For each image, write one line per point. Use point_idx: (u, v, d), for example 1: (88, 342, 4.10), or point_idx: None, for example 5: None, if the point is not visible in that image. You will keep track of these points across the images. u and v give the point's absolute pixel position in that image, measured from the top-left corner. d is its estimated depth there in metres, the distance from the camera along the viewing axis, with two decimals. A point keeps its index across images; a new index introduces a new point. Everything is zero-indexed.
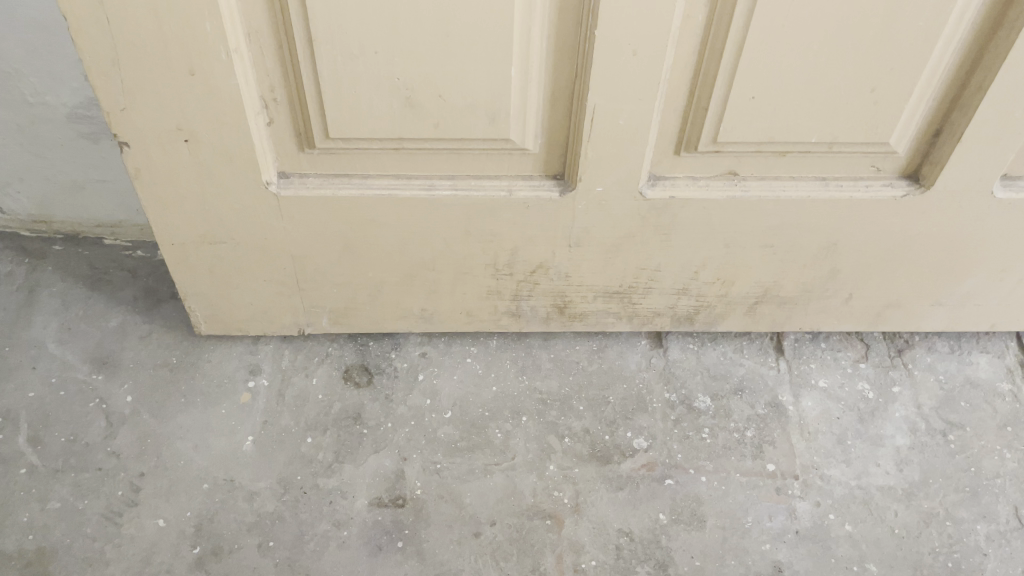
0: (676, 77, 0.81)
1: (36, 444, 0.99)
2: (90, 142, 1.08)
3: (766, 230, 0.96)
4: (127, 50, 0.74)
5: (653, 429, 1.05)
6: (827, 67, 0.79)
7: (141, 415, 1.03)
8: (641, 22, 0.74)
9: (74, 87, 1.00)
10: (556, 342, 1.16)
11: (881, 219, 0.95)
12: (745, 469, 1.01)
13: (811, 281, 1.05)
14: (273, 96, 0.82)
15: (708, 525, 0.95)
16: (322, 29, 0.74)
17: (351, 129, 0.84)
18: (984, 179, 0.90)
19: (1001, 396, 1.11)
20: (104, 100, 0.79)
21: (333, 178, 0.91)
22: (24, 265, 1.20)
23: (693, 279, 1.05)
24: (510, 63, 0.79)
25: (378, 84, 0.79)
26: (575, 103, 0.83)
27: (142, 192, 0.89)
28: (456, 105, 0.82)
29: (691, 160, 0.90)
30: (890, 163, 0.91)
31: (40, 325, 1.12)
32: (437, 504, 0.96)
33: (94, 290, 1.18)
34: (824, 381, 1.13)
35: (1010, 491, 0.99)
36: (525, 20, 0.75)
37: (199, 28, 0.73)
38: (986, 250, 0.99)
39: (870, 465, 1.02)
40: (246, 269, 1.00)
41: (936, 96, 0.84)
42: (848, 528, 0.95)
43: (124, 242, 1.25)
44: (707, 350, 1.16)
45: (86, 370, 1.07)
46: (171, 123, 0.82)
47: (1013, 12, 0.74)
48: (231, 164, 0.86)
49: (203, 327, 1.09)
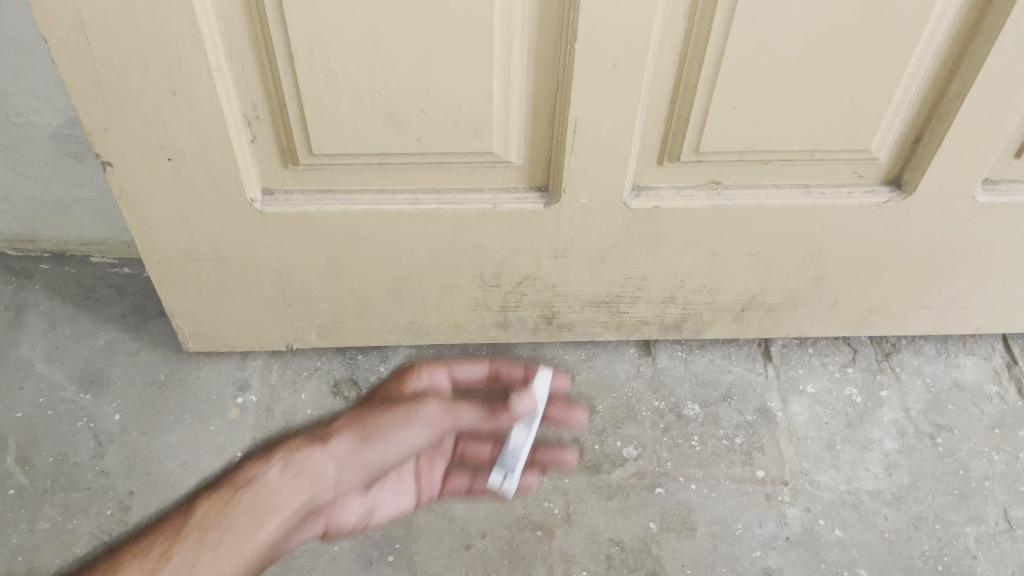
0: (657, 89, 0.82)
1: (24, 464, 0.98)
2: (75, 161, 1.08)
3: (751, 238, 0.97)
4: (108, 71, 0.75)
5: (642, 438, 1.05)
6: (807, 76, 0.79)
7: (130, 433, 1.02)
8: (622, 34, 0.74)
9: (58, 107, 1.00)
10: (545, 352, 1.16)
11: (864, 225, 0.95)
12: (734, 477, 1.01)
13: (796, 288, 1.05)
14: (256, 114, 0.82)
15: (699, 533, 0.95)
16: (303, 47, 0.75)
17: (335, 146, 0.84)
18: (965, 183, 0.90)
19: (988, 398, 1.12)
20: (86, 120, 0.79)
21: (317, 194, 0.91)
22: (11, 284, 1.20)
23: (680, 287, 1.05)
24: (491, 78, 0.79)
25: (361, 101, 0.80)
26: (556, 116, 0.84)
27: (126, 211, 0.89)
28: (438, 119, 0.82)
29: (674, 170, 0.90)
30: (871, 170, 0.91)
31: (28, 344, 1.12)
32: (428, 517, 0.96)
33: (81, 309, 1.17)
34: (812, 386, 1.13)
35: (998, 493, 1.00)
36: (504, 34, 0.76)
37: (180, 48, 0.73)
38: (969, 253, 1.00)
39: (859, 469, 1.03)
40: (233, 286, 1.00)
41: (914, 103, 0.84)
42: (838, 533, 0.96)
43: (111, 259, 1.25)
44: (696, 358, 1.16)
45: (74, 389, 1.07)
46: (154, 142, 0.82)
47: (988, 19, 0.75)
48: (214, 182, 0.86)
49: (191, 343, 1.09)
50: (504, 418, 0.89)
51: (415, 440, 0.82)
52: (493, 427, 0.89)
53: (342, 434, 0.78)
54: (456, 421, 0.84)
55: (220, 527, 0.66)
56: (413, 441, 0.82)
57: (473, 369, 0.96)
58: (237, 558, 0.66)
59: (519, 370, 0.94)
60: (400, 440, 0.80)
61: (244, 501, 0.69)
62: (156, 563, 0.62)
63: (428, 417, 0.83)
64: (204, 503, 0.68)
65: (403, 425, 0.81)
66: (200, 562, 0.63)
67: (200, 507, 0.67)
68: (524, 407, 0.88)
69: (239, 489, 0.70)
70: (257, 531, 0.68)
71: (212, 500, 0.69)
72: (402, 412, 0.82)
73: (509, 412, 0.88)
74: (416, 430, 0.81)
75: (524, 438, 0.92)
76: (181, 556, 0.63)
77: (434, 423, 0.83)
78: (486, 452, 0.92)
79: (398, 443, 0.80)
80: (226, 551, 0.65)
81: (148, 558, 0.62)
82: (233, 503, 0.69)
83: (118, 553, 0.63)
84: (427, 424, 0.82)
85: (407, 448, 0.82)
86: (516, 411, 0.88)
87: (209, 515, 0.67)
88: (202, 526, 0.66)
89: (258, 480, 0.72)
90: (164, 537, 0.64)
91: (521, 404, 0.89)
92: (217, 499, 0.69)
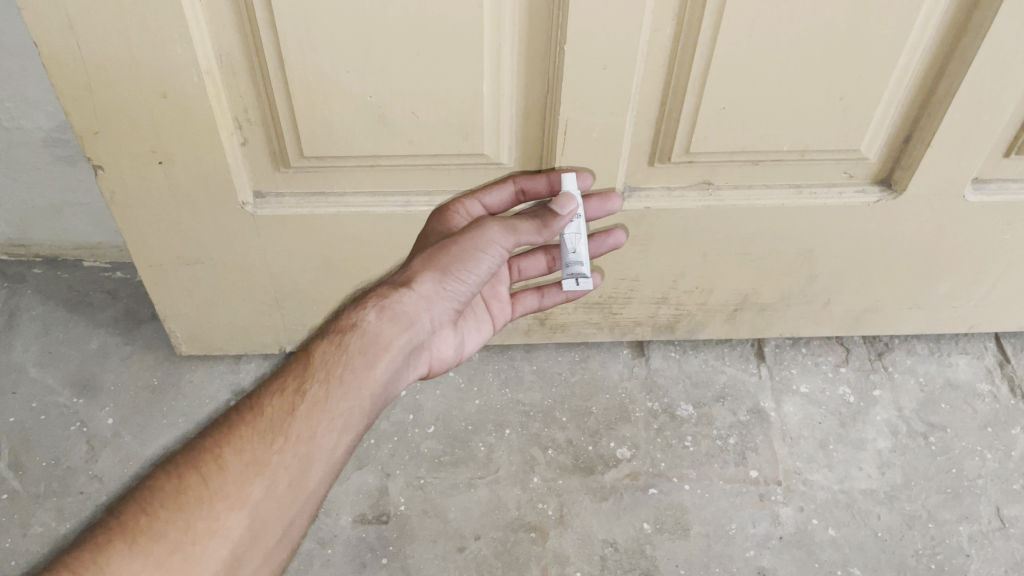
0: (647, 90, 0.82)
1: (17, 469, 0.98)
2: (67, 165, 1.08)
3: (742, 238, 0.97)
4: (98, 74, 0.75)
5: (636, 439, 1.05)
6: (797, 76, 0.79)
7: (123, 437, 1.02)
8: (612, 35, 0.75)
9: (50, 111, 1.01)
10: (539, 354, 1.16)
11: (855, 225, 0.96)
12: (728, 477, 1.01)
13: (789, 288, 1.05)
14: (247, 117, 0.82)
15: (693, 533, 0.95)
16: (294, 50, 0.75)
17: (327, 148, 0.84)
18: (955, 183, 0.91)
19: (981, 396, 1.12)
20: (77, 124, 0.79)
21: (309, 197, 0.91)
22: (3, 289, 1.20)
23: (672, 288, 1.05)
24: (481, 80, 0.79)
25: (352, 103, 0.80)
26: (547, 118, 0.84)
27: (118, 215, 0.89)
28: (429, 121, 0.82)
29: (665, 171, 0.91)
30: (862, 169, 0.92)
31: (20, 349, 1.12)
32: (422, 519, 0.96)
33: (74, 313, 1.17)
34: (805, 386, 1.13)
35: (991, 491, 1.00)
36: (495, 36, 0.76)
37: (170, 51, 0.73)
38: (960, 252, 1.00)
39: (852, 468, 1.03)
40: (226, 288, 1.00)
41: (904, 103, 0.84)
42: (832, 532, 0.96)
43: (103, 264, 1.25)
44: (689, 358, 1.17)
45: (66, 394, 1.06)
46: (145, 146, 0.82)
47: (976, 19, 0.75)
48: (206, 185, 0.86)
49: (184, 347, 1.09)
50: (565, 225, 0.78)
51: (494, 259, 0.75)
52: (553, 235, 0.78)
53: (424, 274, 0.74)
54: (517, 234, 0.76)
55: (340, 366, 0.66)
56: (493, 261, 0.76)
57: (502, 192, 0.87)
58: (363, 393, 0.66)
59: (541, 182, 0.86)
60: (481, 260, 0.75)
61: (354, 342, 0.68)
62: (294, 400, 0.62)
63: (489, 236, 0.75)
64: (319, 346, 0.67)
65: (477, 251, 0.75)
66: (333, 398, 0.63)
67: (316, 350, 0.67)
68: (570, 203, 0.77)
69: (344, 333, 0.68)
70: (373, 369, 0.67)
71: (324, 343, 0.67)
72: (468, 231, 0.76)
73: (563, 215, 0.77)
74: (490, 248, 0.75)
75: (580, 221, 0.81)
76: (315, 393, 0.63)
77: (498, 243, 0.75)
78: (539, 265, 0.94)
79: (476, 268, 0.75)
80: (354, 386, 0.65)
81: (285, 398, 0.62)
82: (345, 345, 0.67)
83: (254, 397, 0.63)
84: (500, 245, 0.75)
85: (487, 271, 0.76)
86: (562, 211, 0.77)
87: (328, 356, 0.66)
88: (326, 366, 0.65)
89: (359, 325, 0.69)
90: (292, 379, 0.64)
91: (566, 201, 0.78)
92: (329, 341, 0.68)
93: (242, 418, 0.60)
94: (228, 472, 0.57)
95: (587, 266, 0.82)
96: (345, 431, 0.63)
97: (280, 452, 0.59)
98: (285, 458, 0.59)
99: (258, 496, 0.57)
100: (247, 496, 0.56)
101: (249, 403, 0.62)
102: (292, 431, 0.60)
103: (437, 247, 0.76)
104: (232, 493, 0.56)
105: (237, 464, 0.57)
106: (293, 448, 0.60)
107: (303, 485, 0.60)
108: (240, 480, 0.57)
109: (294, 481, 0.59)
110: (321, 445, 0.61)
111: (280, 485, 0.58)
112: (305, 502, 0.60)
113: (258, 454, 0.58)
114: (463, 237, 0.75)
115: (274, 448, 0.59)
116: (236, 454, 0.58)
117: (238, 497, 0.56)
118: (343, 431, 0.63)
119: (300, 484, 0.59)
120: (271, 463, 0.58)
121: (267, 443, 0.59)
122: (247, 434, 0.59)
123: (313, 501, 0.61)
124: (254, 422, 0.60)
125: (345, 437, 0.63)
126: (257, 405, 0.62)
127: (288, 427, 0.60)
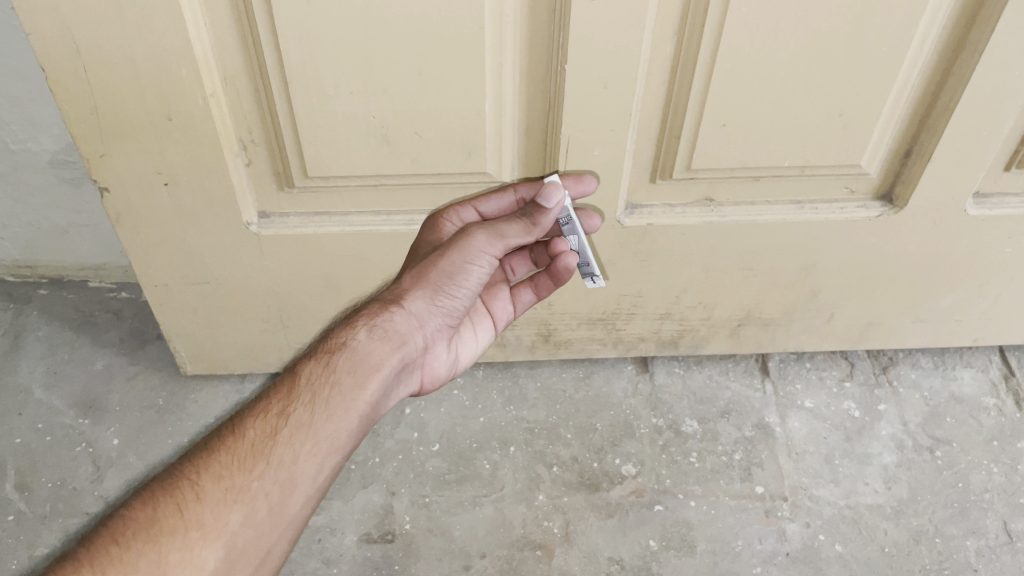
0: (648, 107, 0.83)
1: (24, 490, 0.98)
2: (73, 187, 1.09)
3: (745, 254, 0.97)
4: (104, 97, 0.75)
5: (641, 455, 1.05)
6: (796, 93, 0.80)
7: (128, 458, 1.02)
8: (611, 54, 0.75)
9: (56, 134, 1.01)
10: (542, 371, 1.16)
11: (857, 239, 0.96)
12: (734, 493, 1.01)
13: (792, 303, 1.06)
14: (251, 138, 0.83)
15: (699, 550, 0.95)
16: (298, 72, 0.75)
17: (330, 168, 0.85)
18: (956, 197, 0.91)
19: (986, 410, 1.12)
20: (83, 147, 0.80)
21: (313, 216, 0.91)
22: (10, 310, 1.21)
23: (675, 303, 1.05)
24: (483, 100, 0.80)
25: (355, 124, 0.81)
26: (549, 136, 0.84)
27: (123, 236, 0.90)
28: (432, 141, 0.83)
29: (667, 188, 0.91)
30: (863, 184, 0.92)
31: (26, 370, 1.12)
32: (427, 538, 0.95)
33: (79, 334, 1.18)
34: (810, 401, 1.13)
35: (998, 506, 1.00)
36: (496, 56, 0.77)
37: (176, 74, 0.74)
38: (963, 267, 1.00)
39: (858, 484, 1.02)
40: (230, 308, 1.01)
41: (903, 118, 0.85)
42: (839, 548, 0.95)
43: (109, 284, 1.26)
44: (693, 374, 1.17)
45: (72, 415, 1.07)
46: (151, 168, 0.83)
47: (974, 35, 0.76)
48: (210, 205, 0.87)
49: (189, 366, 1.10)
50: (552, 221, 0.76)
51: (484, 270, 0.76)
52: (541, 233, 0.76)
53: (415, 292, 0.75)
54: (505, 239, 0.74)
55: (328, 388, 0.66)
56: (482, 270, 0.75)
57: (500, 200, 0.85)
58: (349, 415, 0.66)
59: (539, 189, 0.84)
60: (470, 271, 0.75)
61: (342, 361, 0.68)
62: (277, 424, 0.63)
63: (476, 246, 0.74)
64: (306, 366, 0.67)
65: (466, 265, 0.74)
66: (318, 421, 0.64)
67: (302, 371, 0.67)
68: (557, 195, 0.73)
69: (333, 353, 0.69)
70: (362, 389, 0.68)
71: (310, 364, 0.68)
72: (455, 241, 0.75)
73: (549, 208, 0.74)
74: (478, 259, 0.74)
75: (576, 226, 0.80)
76: (299, 417, 0.63)
77: (486, 251, 0.74)
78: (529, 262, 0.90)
79: (466, 282, 0.75)
80: (340, 408, 0.65)
81: (268, 421, 0.63)
82: (333, 365, 0.68)
83: (238, 420, 0.63)
84: (489, 254, 0.75)
85: (476, 282, 0.76)
86: (548, 203, 0.73)
87: (314, 377, 0.66)
88: (311, 388, 0.65)
89: (347, 345, 0.70)
90: (277, 401, 0.64)
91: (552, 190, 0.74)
92: (317, 361, 0.68)
93: (223, 443, 0.61)
94: (205, 500, 0.57)
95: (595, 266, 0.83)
96: (329, 454, 0.64)
97: (260, 479, 0.59)
98: (266, 485, 0.59)
99: (236, 524, 0.57)
100: (223, 525, 0.57)
101: (232, 427, 0.63)
102: (274, 457, 0.61)
103: (427, 263, 0.76)
104: (209, 521, 0.56)
105: (215, 491, 0.58)
106: (273, 474, 0.60)
107: (281, 510, 0.60)
108: (218, 509, 0.57)
109: (273, 507, 0.60)
110: (303, 470, 0.62)
111: (259, 513, 0.59)
112: (283, 528, 0.60)
113: (237, 482, 0.59)
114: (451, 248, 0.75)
115: (254, 474, 0.59)
116: (215, 481, 0.58)
117: (214, 526, 0.56)
118: (327, 455, 0.63)
119: (280, 510, 0.60)
120: (250, 491, 0.59)
121: (247, 470, 0.60)
122: (227, 461, 0.60)
123: (291, 527, 0.61)
124: (235, 448, 0.61)
125: (329, 461, 0.64)
126: (240, 430, 0.62)
127: (270, 453, 0.61)
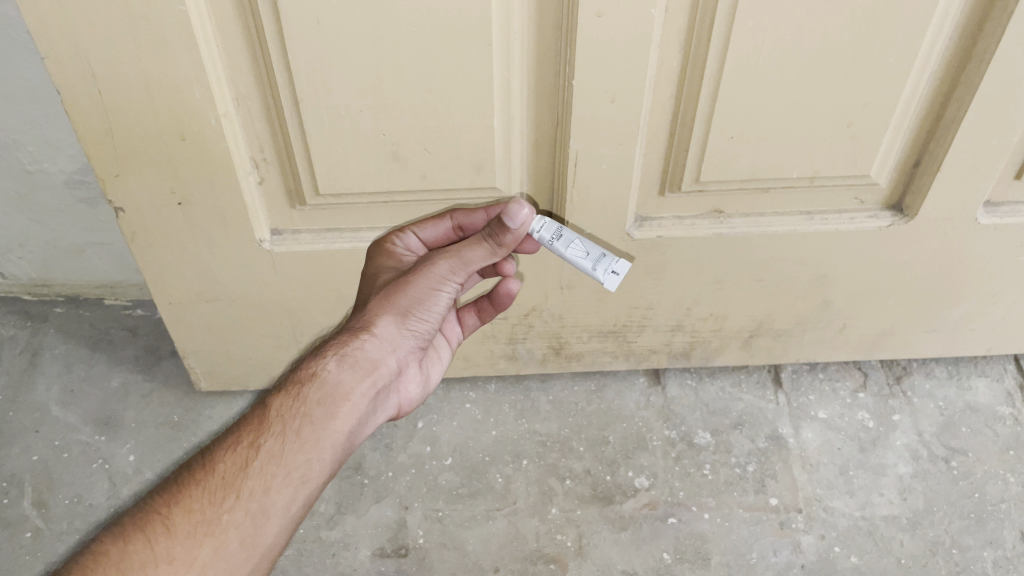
0: (656, 121, 0.83)
1: (41, 507, 0.99)
2: (88, 207, 1.10)
3: (756, 265, 0.97)
4: (118, 118, 0.77)
5: (654, 468, 1.05)
6: (804, 105, 0.80)
7: (144, 474, 1.03)
8: (618, 70, 0.76)
9: (71, 154, 1.03)
10: (554, 384, 1.17)
11: (868, 249, 0.96)
12: (748, 505, 1.01)
13: (803, 314, 1.05)
14: (263, 157, 0.84)
15: (713, 562, 0.95)
16: (309, 92, 0.76)
17: (341, 186, 0.86)
18: (966, 207, 0.91)
19: (1001, 420, 1.11)
20: (98, 168, 0.81)
21: (325, 233, 0.92)
22: (26, 328, 1.22)
23: (686, 315, 1.05)
24: (492, 116, 0.81)
25: (365, 142, 0.82)
26: (557, 150, 0.85)
27: (138, 254, 0.91)
28: (441, 157, 0.84)
29: (676, 201, 0.92)
30: (873, 195, 0.92)
31: (43, 388, 1.13)
32: (440, 552, 0.96)
33: (95, 351, 1.19)
34: (824, 412, 1.13)
35: (1015, 516, 0.99)
36: (504, 72, 0.78)
37: (189, 95, 0.75)
38: (977, 275, 1.00)
39: (873, 495, 1.02)
40: (242, 324, 1.01)
41: (912, 126, 0.85)
42: (854, 560, 0.95)
43: (124, 301, 1.27)
44: (706, 385, 1.17)
45: (88, 432, 1.08)
46: (166, 188, 0.84)
47: (981, 44, 0.76)
48: (222, 224, 0.88)
49: (203, 382, 1.10)
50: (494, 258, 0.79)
51: (450, 291, 0.77)
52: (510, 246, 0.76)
53: (383, 317, 0.76)
54: (470, 265, 0.76)
55: (298, 419, 0.66)
56: (449, 293, 0.77)
57: (438, 227, 0.85)
58: (322, 444, 0.67)
59: (479, 215, 0.84)
60: (437, 296, 0.76)
61: (313, 391, 0.69)
62: (248, 455, 0.63)
63: (439, 273, 0.76)
64: (277, 398, 0.68)
65: (432, 288, 0.76)
66: (289, 452, 0.64)
67: (273, 403, 0.67)
68: (520, 216, 0.73)
69: (303, 383, 0.69)
70: (333, 418, 0.68)
71: (281, 395, 0.68)
72: (422, 268, 0.77)
73: (514, 228, 0.74)
74: (442, 283, 0.76)
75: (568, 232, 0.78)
76: (270, 448, 0.64)
77: (450, 276, 0.76)
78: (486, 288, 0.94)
79: (433, 304, 0.77)
80: (312, 438, 0.66)
81: (238, 454, 0.63)
82: (304, 396, 0.68)
83: (208, 454, 0.63)
84: (454, 279, 0.77)
85: (445, 304, 0.78)
86: (513, 223, 0.73)
87: (284, 408, 0.67)
88: (282, 419, 0.66)
89: (318, 375, 0.70)
90: (247, 433, 0.65)
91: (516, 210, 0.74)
92: (288, 392, 0.68)
93: (194, 476, 0.61)
94: (175, 534, 0.57)
95: (605, 251, 0.77)
96: (303, 484, 0.64)
97: (231, 511, 0.60)
98: (237, 516, 0.60)
99: (207, 558, 0.58)
100: (194, 558, 0.57)
101: (202, 460, 0.63)
102: (244, 489, 0.61)
103: (393, 287, 0.77)
104: (179, 556, 0.56)
105: (185, 525, 0.58)
106: (245, 505, 0.61)
107: (255, 543, 0.61)
108: (187, 543, 0.57)
109: (246, 539, 0.60)
110: (274, 501, 0.62)
111: (230, 545, 0.59)
112: (258, 560, 0.61)
113: (207, 515, 0.59)
114: (419, 273, 0.76)
115: (223, 507, 0.60)
116: (185, 515, 0.58)
117: (186, 559, 0.57)
118: (299, 485, 0.64)
119: (253, 540, 0.60)
120: (221, 524, 0.59)
121: (217, 502, 0.60)
122: (198, 494, 0.60)
123: (267, 558, 0.62)
124: (205, 481, 0.61)
125: (302, 491, 0.64)
126: (210, 463, 0.62)
127: (241, 485, 0.61)
